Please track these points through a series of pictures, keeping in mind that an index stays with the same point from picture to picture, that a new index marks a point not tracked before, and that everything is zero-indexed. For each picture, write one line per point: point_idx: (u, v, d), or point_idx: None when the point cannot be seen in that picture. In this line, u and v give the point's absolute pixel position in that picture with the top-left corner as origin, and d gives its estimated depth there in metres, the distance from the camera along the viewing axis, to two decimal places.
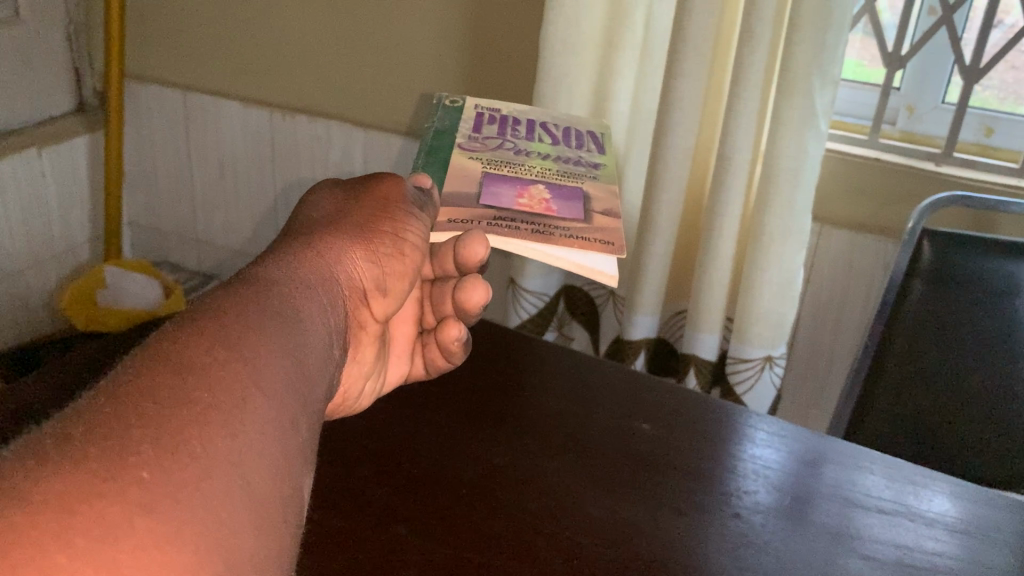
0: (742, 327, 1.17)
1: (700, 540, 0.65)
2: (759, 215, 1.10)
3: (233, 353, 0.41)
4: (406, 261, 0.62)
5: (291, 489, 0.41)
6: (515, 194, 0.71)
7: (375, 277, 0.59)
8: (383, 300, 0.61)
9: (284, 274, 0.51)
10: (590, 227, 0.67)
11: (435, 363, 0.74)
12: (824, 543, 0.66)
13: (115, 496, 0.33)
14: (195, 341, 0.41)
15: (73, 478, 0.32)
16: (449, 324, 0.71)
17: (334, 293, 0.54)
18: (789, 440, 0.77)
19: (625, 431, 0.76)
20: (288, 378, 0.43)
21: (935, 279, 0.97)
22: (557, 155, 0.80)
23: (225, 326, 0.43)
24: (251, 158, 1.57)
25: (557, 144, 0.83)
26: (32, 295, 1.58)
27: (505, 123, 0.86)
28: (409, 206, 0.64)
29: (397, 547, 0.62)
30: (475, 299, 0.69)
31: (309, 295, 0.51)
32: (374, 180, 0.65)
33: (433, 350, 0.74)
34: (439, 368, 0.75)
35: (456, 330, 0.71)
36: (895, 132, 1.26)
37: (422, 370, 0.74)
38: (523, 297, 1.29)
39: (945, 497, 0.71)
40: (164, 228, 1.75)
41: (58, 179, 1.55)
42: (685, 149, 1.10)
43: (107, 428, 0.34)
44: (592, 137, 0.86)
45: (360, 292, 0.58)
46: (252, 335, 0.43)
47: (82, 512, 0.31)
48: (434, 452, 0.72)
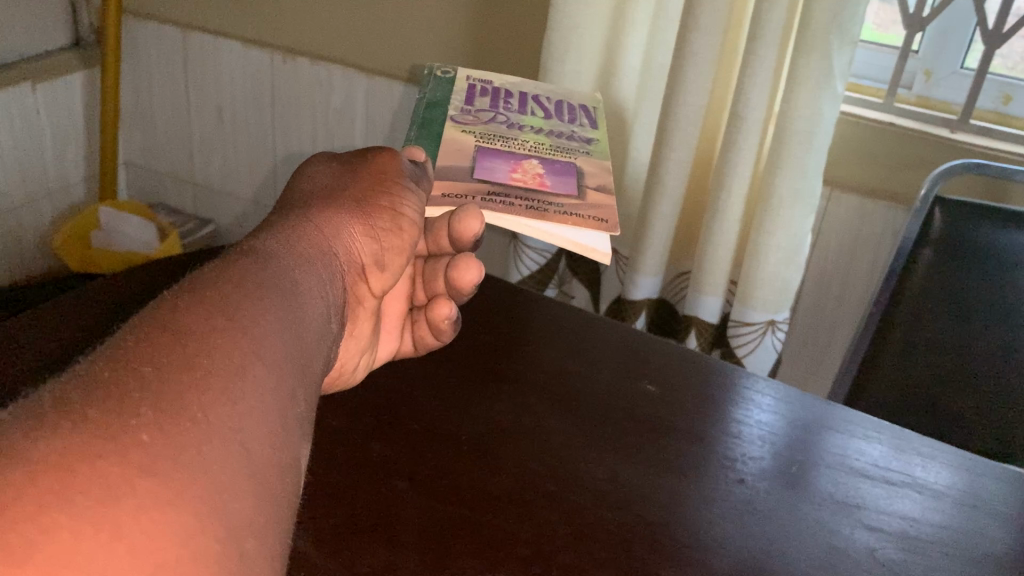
0: (748, 290, 1.15)
1: (703, 504, 0.64)
2: (770, 177, 1.08)
3: (233, 321, 0.40)
4: (405, 236, 0.60)
5: (291, 456, 0.39)
6: (509, 168, 0.69)
7: (372, 251, 0.57)
8: (381, 275, 0.59)
9: (280, 246, 0.49)
10: (585, 204, 0.65)
11: (423, 340, 0.72)
12: (828, 511, 0.65)
13: (117, 459, 0.31)
14: (194, 308, 0.39)
15: (72, 440, 0.31)
16: (438, 303, 0.69)
17: (332, 269, 0.52)
18: (793, 406, 0.75)
19: (628, 392, 0.75)
20: (287, 347, 0.42)
21: (944, 249, 0.96)
22: (549, 129, 0.78)
23: (223, 294, 0.41)
24: (251, 101, 1.53)
25: (548, 117, 0.80)
26: (24, 233, 1.55)
27: (498, 96, 0.82)
28: (409, 179, 0.61)
29: (397, 502, 0.61)
30: (468, 277, 0.67)
31: (306, 270, 0.49)
32: (374, 152, 0.63)
33: (421, 327, 0.71)
34: (428, 344, 0.72)
35: (447, 309, 0.69)
36: (910, 97, 1.23)
37: (410, 347, 0.72)
38: (524, 252, 1.27)
39: (948, 469, 0.70)
40: (159, 169, 1.71)
41: (52, 115, 1.52)
42: (697, 106, 1.07)
43: (107, 394, 0.33)
44: (585, 110, 0.83)
45: (358, 267, 0.56)
46: (252, 305, 0.42)
47: (82, 472, 0.30)
48: (432, 407, 0.71)
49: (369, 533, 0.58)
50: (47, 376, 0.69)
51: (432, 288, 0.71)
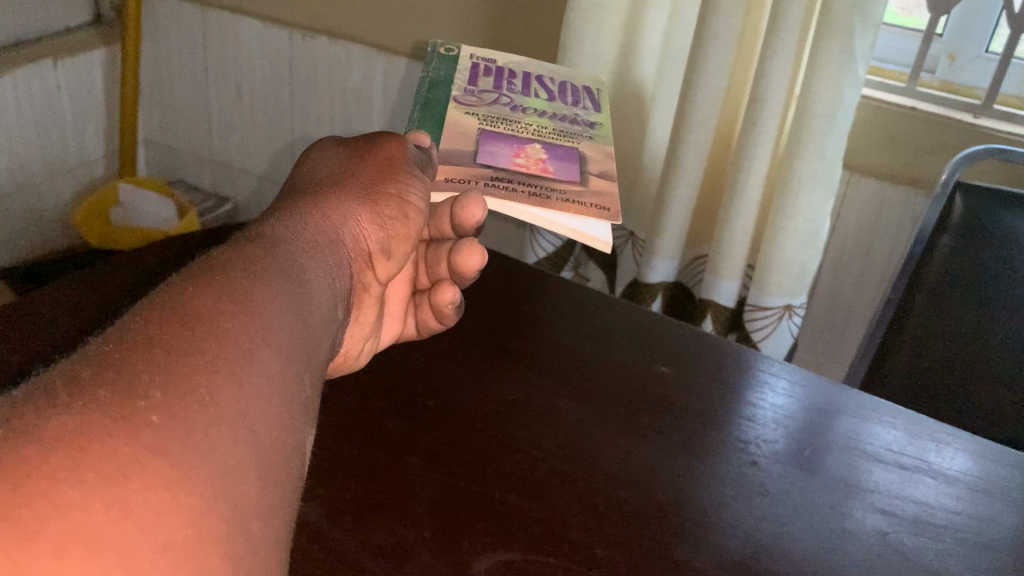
0: (763, 275, 1.15)
1: (715, 484, 0.64)
2: (788, 161, 1.07)
3: (243, 305, 0.40)
4: (410, 224, 0.60)
5: (293, 439, 0.39)
6: (511, 153, 0.69)
7: (377, 239, 0.57)
8: (385, 262, 0.60)
9: (289, 232, 0.49)
10: (586, 192, 0.66)
11: (426, 323, 0.71)
12: (840, 494, 0.65)
13: (126, 438, 0.31)
14: (205, 291, 0.40)
15: (82, 418, 0.31)
16: (442, 288, 0.68)
17: (339, 254, 0.52)
18: (807, 389, 0.75)
19: (642, 373, 0.75)
20: (295, 331, 0.42)
21: (964, 235, 0.95)
22: (549, 112, 0.77)
23: (234, 278, 0.42)
24: (270, 79, 1.53)
25: (549, 98, 0.80)
26: (44, 209, 1.56)
27: (500, 75, 0.82)
28: (416, 168, 0.62)
29: (410, 478, 0.61)
30: (467, 261, 0.66)
31: (314, 255, 0.49)
32: (382, 137, 0.62)
33: (425, 311, 0.71)
34: (431, 328, 0.72)
35: (450, 294, 0.68)
36: (933, 81, 1.22)
37: (413, 330, 0.72)
38: (539, 235, 1.28)
39: (964, 455, 0.70)
40: (178, 147, 1.72)
41: (72, 92, 1.52)
42: (715, 89, 1.07)
43: (117, 374, 0.33)
44: (587, 90, 0.83)
45: (365, 255, 0.57)
46: (259, 289, 0.42)
47: (93, 449, 0.30)
48: (445, 385, 0.71)
49: (382, 509, 0.59)
50: (59, 354, 0.69)
51: (435, 273, 0.71)
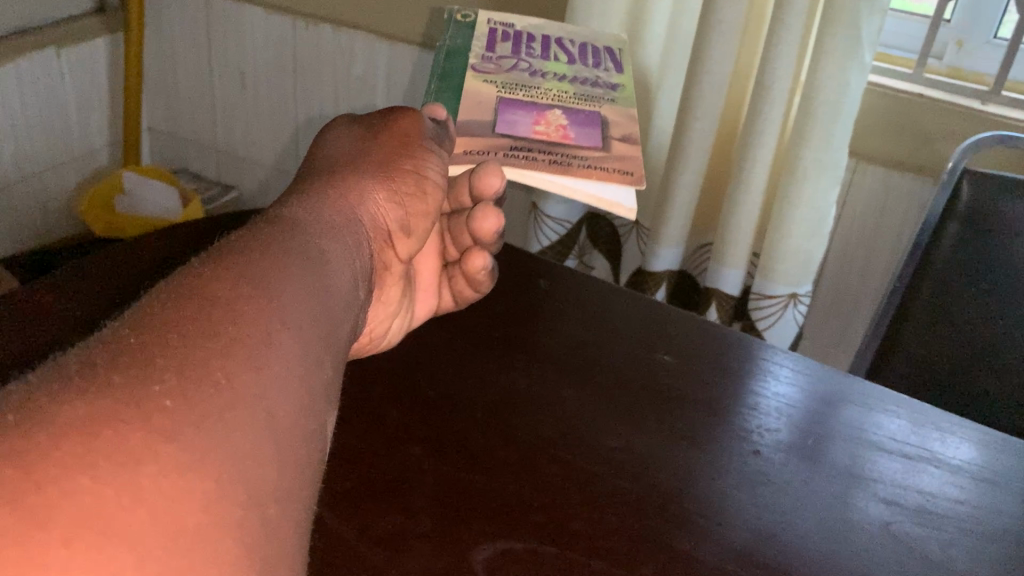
0: (769, 263, 1.14)
1: (717, 474, 0.64)
2: (795, 148, 1.06)
3: (259, 288, 0.40)
4: (428, 200, 0.60)
5: (310, 422, 0.39)
6: (532, 121, 0.68)
7: (395, 215, 0.57)
8: (406, 240, 0.60)
9: (305, 215, 0.49)
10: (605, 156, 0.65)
11: (461, 292, 0.74)
12: (843, 484, 0.65)
13: (141, 424, 0.31)
14: (221, 276, 0.40)
15: (95, 404, 0.31)
16: (470, 258, 0.71)
17: (359, 236, 0.52)
18: (810, 377, 0.75)
19: (645, 362, 0.74)
20: (312, 314, 0.42)
21: (971, 222, 0.94)
22: (570, 75, 0.76)
23: (250, 262, 0.42)
24: (274, 67, 1.53)
25: (570, 59, 0.79)
26: (50, 198, 1.55)
27: (519, 41, 0.81)
28: (432, 143, 0.61)
29: (411, 467, 0.61)
30: (488, 226, 0.69)
31: (333, 236, 0.49)
32: (398, 113, 0.62)
33: (459, 280, 0.73)
34: (467, 295, 0.74)
35: (479, 261, 0.71)
36: (941, 67, 1.20)
37: (451, 300, 0.74)
38: (543, 221, 1.27)
39: (968, 444, 0.70)
40: (182, 135, 1.71)
41: (77, 80, 1.52)
42: (721, 75, 1.06)
43: (134, 359, 0.33)
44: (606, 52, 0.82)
45: (383, 234, 0.57)
46: (276, 272, 0.42)
47: (109, 435, 0.30)
48: (448, 373, 0.71)
49: (383, 498, 0.59)
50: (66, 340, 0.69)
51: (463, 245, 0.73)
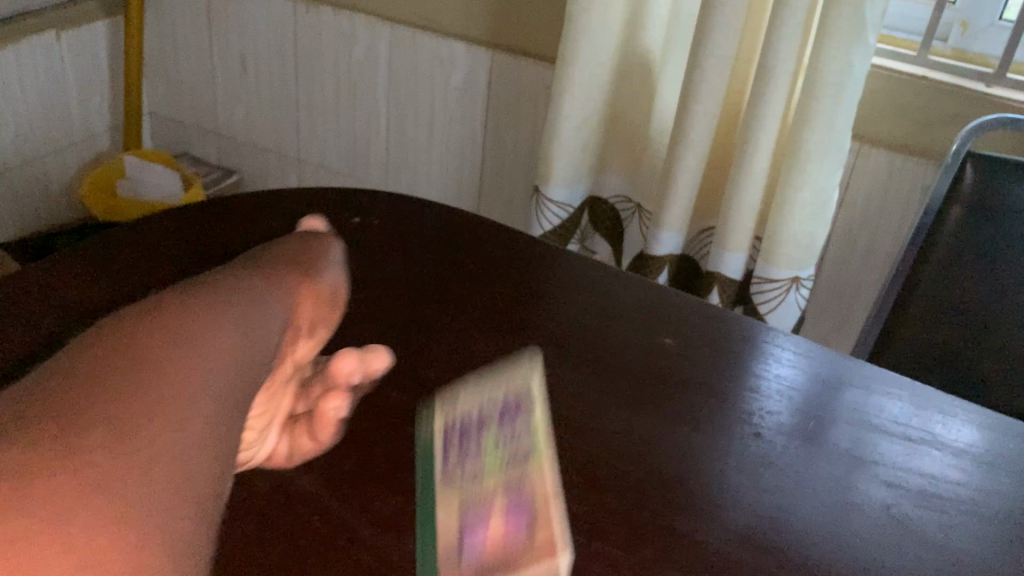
0: (771, 247, 1.14)
1: (718, 456, 0.64)
2: (797, 131, 1.06)
3: (183, 350, 0.38)
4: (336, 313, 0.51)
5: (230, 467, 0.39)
6: None
7: (310, 314, 0.48)
8: (304, 341, 0.50)
9: (228, 278, 0.45)
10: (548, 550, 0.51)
11: (301, 444, 0.58)
12: (844, 467, 0.65)
13: (74, 476, 0.31)
14: (155, 330, 0.38)
15: (24, 456, 0.31)
16: (328, 396, 0.56)
17: (273, 326, 0.44)
18: (812, 360, 0.75)
19: (646, 345, 0.74)
20: (242, 370, 0.41)
21: (975, 205, 0.94)
22: (504, 436, 0.57)
23: (181, 318, 0.40)
24: (274, 51, 1.52)
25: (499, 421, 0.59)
26: (51, 182, 1.55)
27: (450, 434, 0.61)
28: (341, 258, 0.55)
29: (411, 450, 0.61)
30: (344, 368, 0.56)
31: (251, 320, 0.43)
32: (316, 233, 0.57)
33: (302, 428, 0.57)
34: (308, 450, 0.59)
35: (336, 403, 0.56)
36: (946, 49, 1.20)
37: (285, 453, 0.58)
38: (546, 206, 1.25)
39: (970, 427, 0.70)
40: (183, 120, 1.71)
41: (76, 64, 1.51)
42: (724, 58, 1.05)
43: (62, 412, 0.33)
44: (525, 396, 0.61)
45: (295, 328, 0.47)
46: (206, 331, 0.40)
47: (42, 487, 0.30)
48: (450, 356, 0.71)
49: (384, 480, 0.59)
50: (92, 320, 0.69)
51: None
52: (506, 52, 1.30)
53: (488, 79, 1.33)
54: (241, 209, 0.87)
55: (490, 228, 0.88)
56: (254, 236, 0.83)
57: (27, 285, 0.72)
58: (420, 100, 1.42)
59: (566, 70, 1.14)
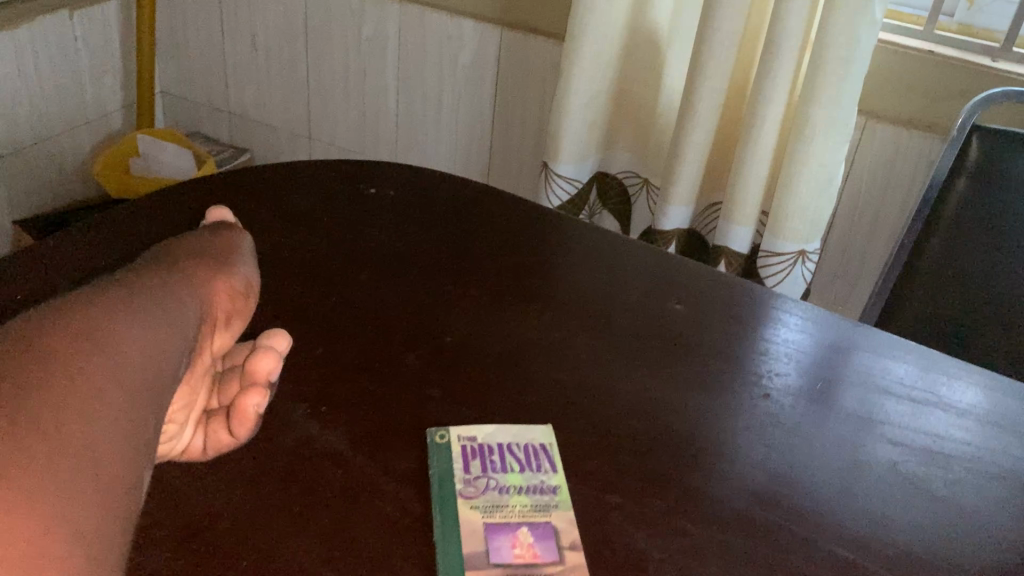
0: (777, 221, 1.15)
1: (728, 416, 0.66)
2: (804, 105, 1.07)
3: (114, 340, 0.42)
4: (250, 305, 0.56)
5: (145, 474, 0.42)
6: None
7: (226, 306, 0.53)
8: (224, 336, 0.54)
9: (148, 273, 0.50)
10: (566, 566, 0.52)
11: (216, 439, 0.55)
12: (851, 427, 0.66)
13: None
14: (67, 318, 0.41)
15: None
16: (248, 392, 0.55)
17: (188, 319, 0.49)
18: (819, 325, 0.76)
19: (657, 311, 0.76)
20: (158, 354, 0.45)
21: (980, 177, 0.96)
22: (529, 481, 0.58)
23: (97, 307, 0.43)
24: (284, 30, 1.53)
25: (521, 465, 0.59)
26: (64, 161, 1.57)
27: (473, 454, 0.60)
28: (251, 255, 0.61)
29: (429, 409, 0.63)
30: (263, 367, 0.56)
31: (169, 307, 0.48)
32: (224, 228, 0.62)
33: (218, 422, 0.55)
34: (222, 446, 0.56)
35: (257, 399, 0.55)
36: (952, 24, 1.20)
37: (198, 448, 0.55)
38: (555, 180, 1.26)
39: (974, 388, 0.71)
40: (195, 99, 1.72)
41: (88, 44, 1.53)
42: (732, 33, 1.06)
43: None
44: (549, 443, 0.61)
45: (212, 321, 0.52)
46: (121, 319, 0.44)
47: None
48: (465, 321, 0.72)
49: (403, 437, 0.60)
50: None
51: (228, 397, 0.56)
52: (514, 29, 1.31)
53: (497, 57, 1.34)
54: (261, 187, 0.87)
55: (502, 199, 0.90)
56: (275, 212, 0.84)
57: (47, 253, 0.71)
58: (429, 78, 1.43)
59: (574, 46, 1.15)
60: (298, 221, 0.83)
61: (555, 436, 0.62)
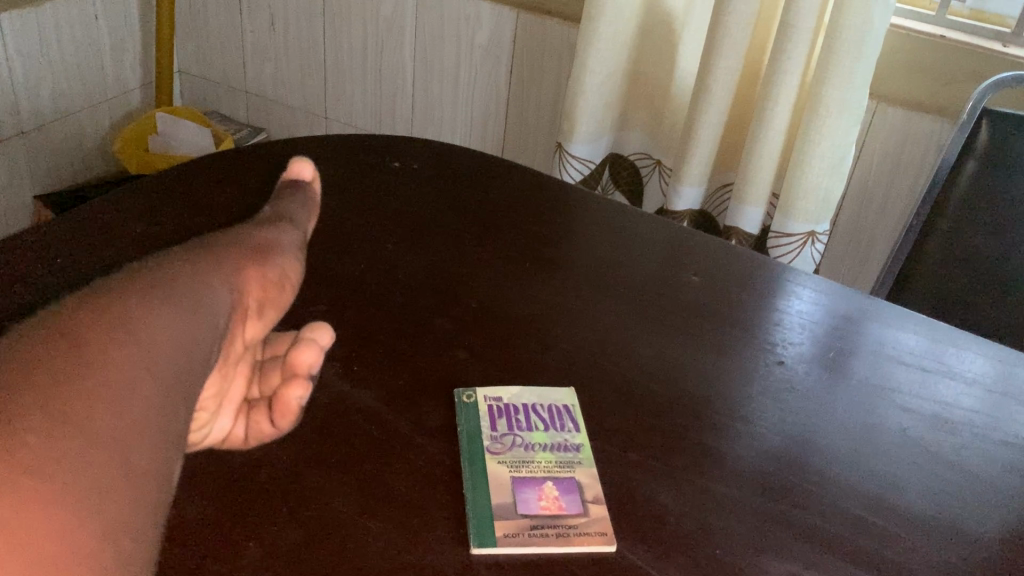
0: (788, 201, 1.17)
1: (745, 381, 0.68)
2: (817, 87, 1.08)
3: (134, 330, 0.39)
4: (286, 295, 0.54)
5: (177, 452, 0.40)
6: None
7: (258, 294, 0.51)
8: (257, 325, 0.52)
9: (185, 259, 0.47)
10: (589, 518, 0.55)
11: (258, 429, 0.55)
12: (862, 392, 0.69)
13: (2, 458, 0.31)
14: (91, 310, 0.39)
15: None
16: (290, 385, 0.54)
17: (217, 308, 0.46)
18: (831, 297, 0.78)
19: (674, 281, 0.78)
20: (184, 347, 0.42)
21: (990, 160, 0.96)
22: (553, 439, 0.61)
23: (125, 298, 0.41)
24: (302, 10, 1.55)
25: (545, 424, 0.62)
26: (84, 137, 1.59)
27: (499, 414, 0.62)
28: (295, 248, 0.59)
29: (458, 369, 0.65)
30: (304, 361, 0.55)
31: (202, 292, 0.45)
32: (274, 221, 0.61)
33: (259, 413, 0.55)
34: (263, 436, 0.56)
35: (299, 391, 0.54)
36: (963, 10, 1.21)
37: (239, 436, 0.55)
38: (569, 160, 1.28)
39: (982, 359, 0.73)
40: (213, 79, 1.74)
41: (109, 22, 1.54)
42: (747, 13, 1.08)
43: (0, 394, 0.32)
44: (573, 404, 0.63)
45: (245, 310, 0.50)
46: (149, 307, 0.41)
47: None
48: (489, 286, 0.75)
49: (432, 396, 0.63)
50: (123, 262, 0.70)
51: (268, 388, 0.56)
52: (531, 11, 1.33)
53: (513, 39, 1.36)
54: (276, 162, 0.88)
55: (522, 174, 0.92)
56: None
57: (59, 225, 0.72)
58: (447, 58, 1.45)
59: (591, 26, 1.17)
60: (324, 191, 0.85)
61: (578, 397, 0.64)
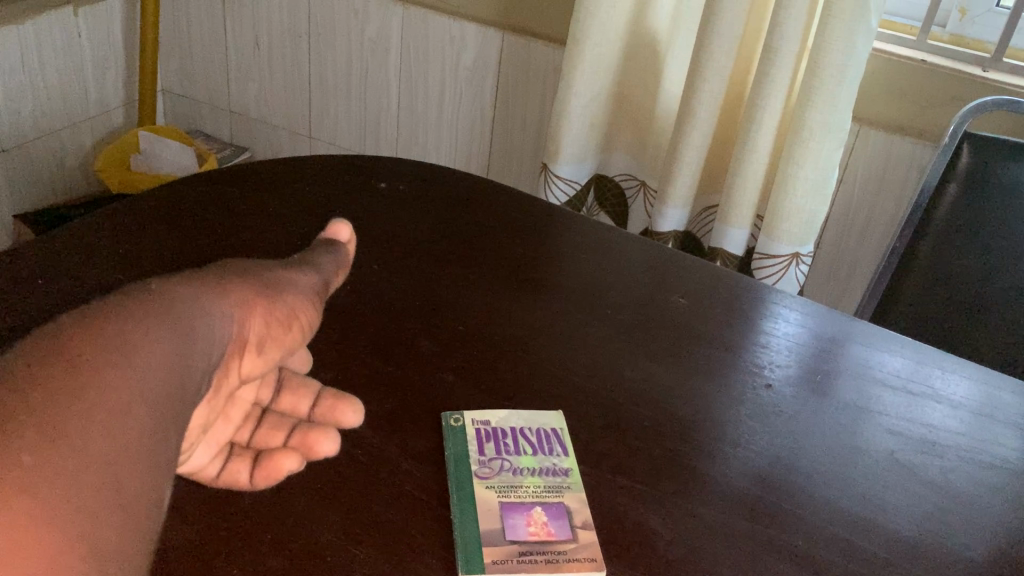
0: (773, 223, 1.17)
1: (731, 404, 0.68)
2: (800, 110, 1.09)
3: (134, 348, 0.39)
4: (292, 336, 0.51)
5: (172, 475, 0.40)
6: None
7: (260, 330, 0.48)
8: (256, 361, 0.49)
9: (185, 279, 0.46)
10: (578, 544, 0.54)
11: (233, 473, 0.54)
12: (849, 415, 0.69)
13: None
14: (90, 329, 0.38)
15: None
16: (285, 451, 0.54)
17: (218, 331, 0.45)
18: (817, 320, 0.78)
19: (660, 303, 0.78)
20: (186, 364, 0.41)
21: (972, 183, 0.97)
22: (542, 463, 0.60)
23: (127, 316, 0.40)
24: (286, 30, 1.55)
25: (533, 448, 0.61)
26: (65, 156, 1.58)
27: (487, 437, 0.61)
28: (311, 285, 0.56)
29: (444, 392, 0.65)
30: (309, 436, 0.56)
31: (203, 316, 0.44)
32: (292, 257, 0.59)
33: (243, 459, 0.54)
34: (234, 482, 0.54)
35: (292, 463, 0.55)
36: (944, 35, 1.23)
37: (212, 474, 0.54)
38: (554, 181, 1.28)
39: (967, 382, 0.74)
40: (197, 98, 1.73)
41: (92, 41, 1.54)
42: (731, 37, 1.09)
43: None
44: (561, 428, 0.63)
45: (243, 345, 0.47)
46: (150, 326, 0.40)
47: None
48: (475, 309, 0.74)
49: (419, 420, 0.62)
50: (116, 288, 0.69)
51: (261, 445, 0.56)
52: (516, 33, 1.34)
53: (499, 60, 1.36)
54: (261, 183, 0.88)
55: (509, 195, 0.92)
56: (285, 208, 0.84)
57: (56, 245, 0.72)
58: (431, 79, 1.45)
59: (575, 48, 1.17)
60: (310, 212, 0.84)
61: (566, 420, 0.64)
